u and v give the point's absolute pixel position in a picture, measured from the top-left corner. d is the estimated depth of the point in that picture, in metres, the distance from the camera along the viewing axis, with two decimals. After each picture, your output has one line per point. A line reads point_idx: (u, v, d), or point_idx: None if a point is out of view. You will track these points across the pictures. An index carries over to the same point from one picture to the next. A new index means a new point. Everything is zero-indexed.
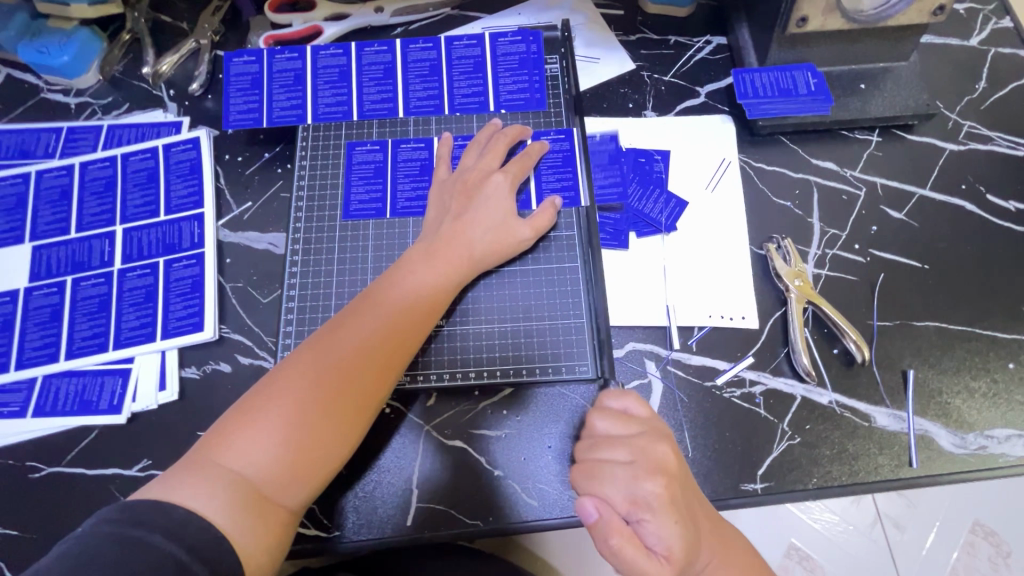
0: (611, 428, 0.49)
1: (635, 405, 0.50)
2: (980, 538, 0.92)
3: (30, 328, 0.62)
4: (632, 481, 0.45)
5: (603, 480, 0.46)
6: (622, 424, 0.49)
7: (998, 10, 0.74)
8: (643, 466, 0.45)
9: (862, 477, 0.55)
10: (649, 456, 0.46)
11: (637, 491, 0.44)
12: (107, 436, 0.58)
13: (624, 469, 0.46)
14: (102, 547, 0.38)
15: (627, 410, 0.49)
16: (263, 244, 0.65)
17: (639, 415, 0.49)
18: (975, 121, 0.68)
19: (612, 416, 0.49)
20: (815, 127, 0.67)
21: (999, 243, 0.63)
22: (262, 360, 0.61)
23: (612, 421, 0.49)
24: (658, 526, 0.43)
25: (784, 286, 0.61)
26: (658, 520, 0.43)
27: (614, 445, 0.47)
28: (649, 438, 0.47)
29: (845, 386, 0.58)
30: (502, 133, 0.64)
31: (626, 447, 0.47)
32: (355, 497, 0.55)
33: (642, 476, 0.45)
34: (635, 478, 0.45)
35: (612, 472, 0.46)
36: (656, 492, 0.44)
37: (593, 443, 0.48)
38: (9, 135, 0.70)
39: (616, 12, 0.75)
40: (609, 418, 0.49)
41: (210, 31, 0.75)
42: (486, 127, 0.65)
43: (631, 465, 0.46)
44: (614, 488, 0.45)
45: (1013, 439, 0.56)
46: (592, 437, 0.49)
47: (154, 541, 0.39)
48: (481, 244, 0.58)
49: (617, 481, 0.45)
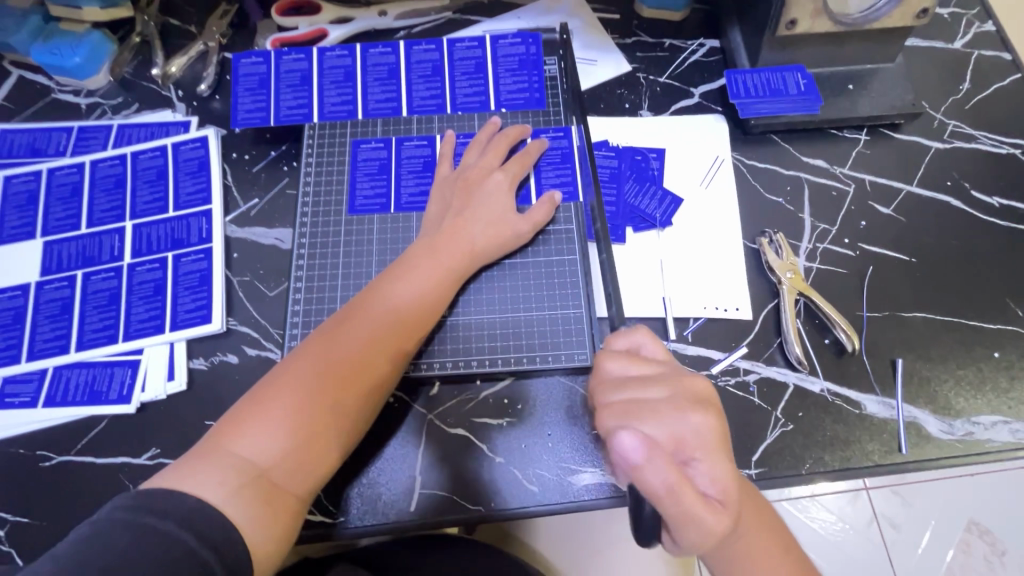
0: (630, 368, 0.48)
1: (648, 344, 0.50)
2: (975, 536, 0.98)
3: (41, 320, 0.63)
4: (676, 414, 0.45)
5: (644, 415, 0.45)
6: (641, 364, 0.48)
7: (981, 15, 0.77)
8: (681, 399, 0.46)
9: (854, 462, 0.56)
10: (684, 390, 0.46)
11: (682, 425, 0.44)
12: (117, 426, 0.59)
13: (665, 403, 0.45)
14: (115, 532, 0.40)
15: (642, 349, 0.50)
16: (269, 239, 0.67)
17: (654, 354, 0.49)
18: (959, 121, 0.71)
19: (633, 357, 0.49)
20: (806, 126, 0.70)
21: (984, 237, 0.65)
22: (268, 351, 0.62)
23: (629, 361, 0.48)
24: (710, 463, 0.43)
25: (776, 279, 0.63)
26: (709, 457, 0.43)
27: (645, 383, 0.47)
28: (677, 374, 0.47)
29: (836, 375, 0.59)
30: (503, 132, 0.66)
31: (658, 384, 0.47)
32: (360, 484, 0.56)
33: (685, 410, 0.45)
34: (679, 412, 0.45)
35: (651, 407, 0.45)
36: (702, 425, 0.44)
37: (619, 383, 0.47)
38: (21, 134, 0.72)
39: (612, 17, 0.78)
40: (623, 360, 0.49)
41: (218, 33, 0.77)
42: (485, 126, 0.67)
43: (669, 399, 0.45)
44: (656, 422, 0.44)
45: (998, 425, 0.58)
46: (613, 379, 0.48)
47: (164, 526, 0.41)
48: (482, 240, 0.60)
49: (658, 415, 0.45)
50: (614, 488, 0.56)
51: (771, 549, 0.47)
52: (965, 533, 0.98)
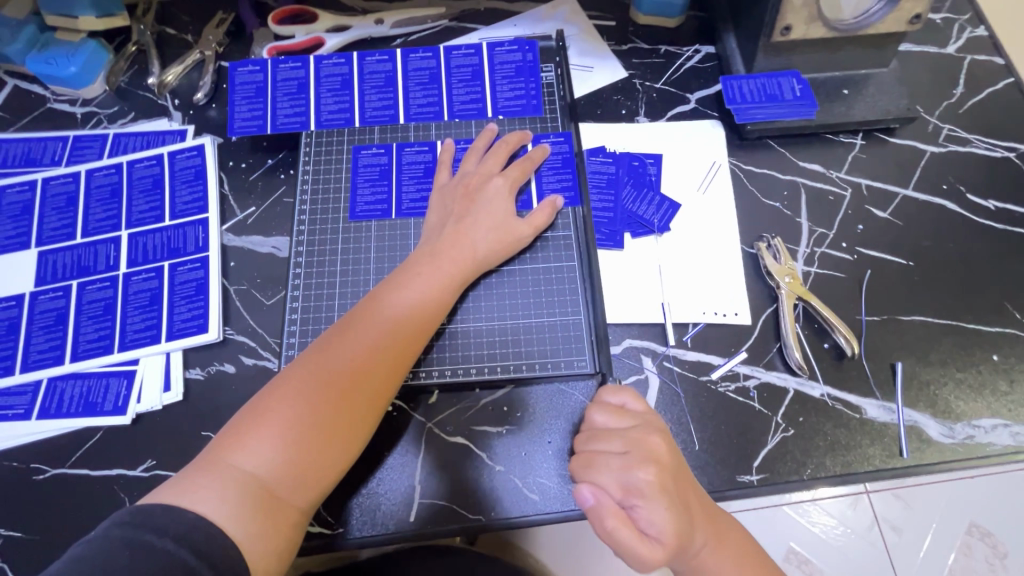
0: (608, 422, 0.52)
1: (631, 401, 0.53)
2: (977, 539, 0.97)
3: (36, 331, 0.62)
4: (624, 471, 0.48)
5: (598, 470, 0.49)
6: (617, 419, 0.52)
7: (973, 20, 0.78)
8: (636, 455, 0.49)
9: (855, 467, 0.56)
10: (643, 447, 0.49)
11: (630, 480, 0.47)
12: (112, 437, 0.59)
13: (617, 459, 0.49)
14: (114, 550, 0.39)
15: (626, 406, 0.53)
16: (266, 247, 0.67)
17: (634, 410, 0.52)
18: (954, 124, 0.71)
19: (612, 410, 0.52)
20: (802, 131, 0.70)
21: (981, 240, 0.65)
22: (266, 360, 0.62)
23: (608, 415, 0.52)
24: (649, 510, 0.46)
25: (774, 283, 0.63)
26: (649, 505, 0.46)
27: (608, 437, 0.51)
28: (642, 431, 0.50)
29: (836, 380, 0.59)
30: (503, 140, 0.66)
31: (620, 439, 0.50)
32: (359, 494, 0.56)
33: (634, 466, 0.48)
34: (626, 468, 0.48)
35: (607, 462, 0.49)
36: (647, 480, 0.47)
37: (591, 435, 0.52)
38: (16, 144, 0.72)
39: (608, 23, 0.78)
40: (606, 413, 0.52)
41: (214, 42, 0.77)
42: (483, 133, 0.67)
43: (625, 456, 0.49)
44: (607, 477, 0.48)
45: (999, 429, 0.57)
46: (592, 430, 0.53)
47: (161, 543, 0.40)
48: (483, 246, 0.60)
49: (610, 470, 0.48)
50: None
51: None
52: (966, 536, 0.97)
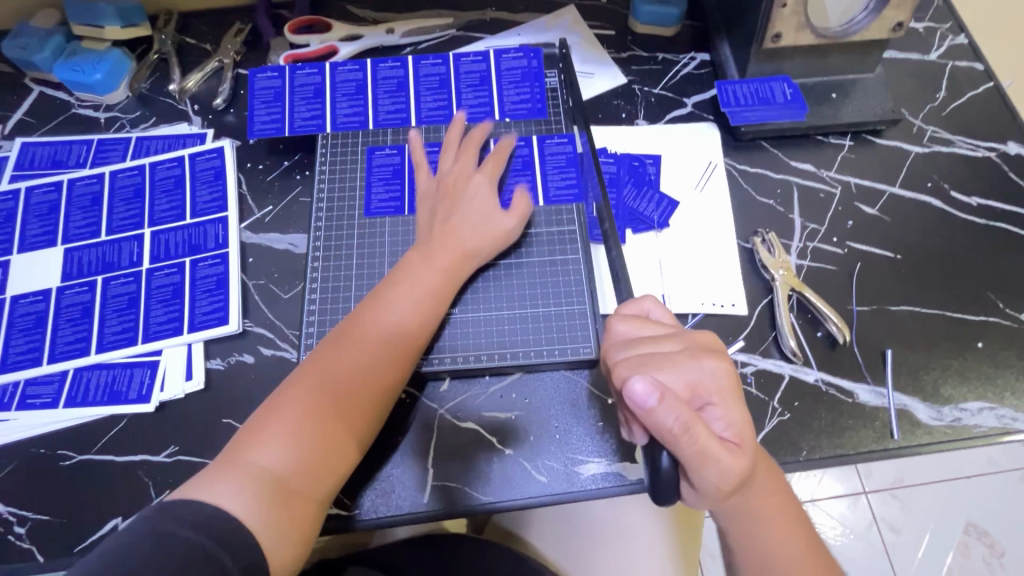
0: (639, 330, 0.50)
1: (656, 310, 0.52)
2: (974, 537, 1.04)
3: (62, 324, 0.65)
4: (692, 364, 0.47)
5: (661, 365, 0.46)
6: (649, 326, 0.50)
7: (954, 28, 0.82)
8: (694, 349, 0.48)
9: (848, 448, 0.59)
10: (695, 341, 0.49)
11: (696, 375, 0.46)
12: (136, 425, 0.61)
13: (679, 355, 0.47)
14: (138, 541, 0.41)
15: (651, 314, 0.52)
16: (283, 244, 0.70)
17: (663, 318, 0.52)
18: (937, 126, 0.75)
19: (634, 320, 0.51)
20: (793, 132, 0.73)
21: (965, 234, 0.69)
22: (284, 351, 0.64)
23: (637, 324, 0.50)
24: (724, 409, 0.46)
25: (769, 276, 0.66)
26: (725, 403, 0.46)
27: (658, 339, 0.49)
28: (687, 332, 0.50)
29: (829, 366, 0.62)
30: (469, 135, 0.69)
31: (670, 338, 0.49)
32: (376, 478, 0.58)
33: (699, 357, 0.47)
34: (696, 361, 0.47)
35: (668, 359, 0.47)
36: (717, 372, 0.47)
37: (630, 341, 0.49)
38: (42, 147, 0.75)
39: (608, 32, 0.82)
40: (630, 322, 0.50)
41: (232, 51, 0.81)
42: (451, 129, 0.70)
43: (684, 351, 0.48)
44: (673, 372, 0.46)
45: (985, 412, 0.60)
46: (624, 338, 0.50)
47: (183, 532, 0.42)
48: (472, 244, 0.63)
49: (675, 365, 0.46)
50: (621, 477, 0.58)
51: (784, 505, 0.50)
52: (964, 534, 1.04)
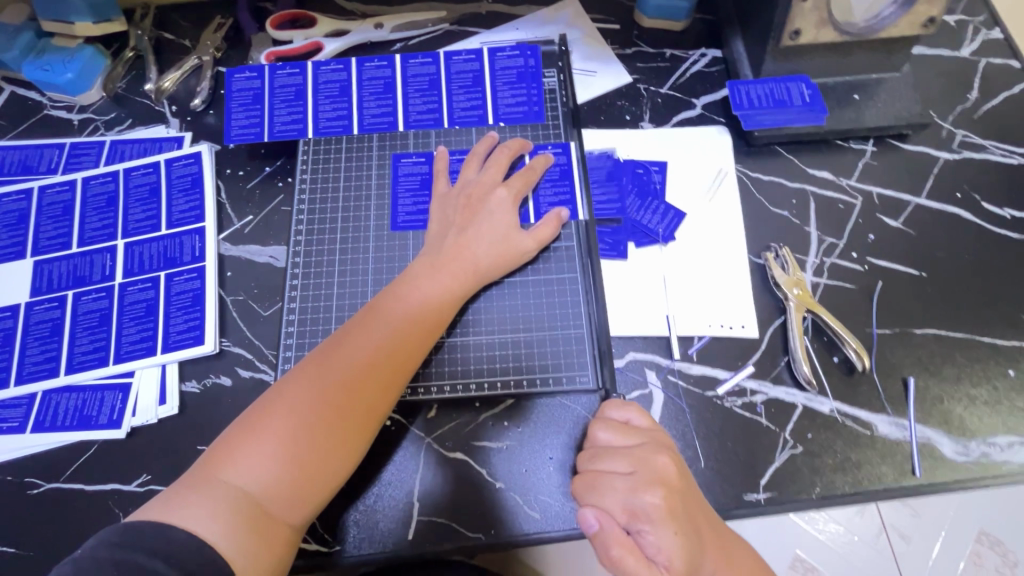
0: (614, 439, 0.50)
1: (637, 417, 0.51)
2: (986, 548, 0.92)
3: (31, 343, 0.62)
4: (632, 493, 0.47)
5: (602, 491, 0.48)
6: (624, 435, 0.50)
7: (988, 22, 0.75)
8: (643, 478, 0.47)
9: (866, 485, 0.55)
10: (649, 467, 0.48)
11: (636, 503, 0.46)
12: (107, 452, 0.58)
13: (625, 480, 0.47)
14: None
15: (631, 422, 0.51)
16: (263, 257, 0.66)
17: (640, 426, 0.51)
18: (968, 130, 0.69)
19: (616, 427, 0.51)
20: (811, 137, 0.68)
21: (997, 250, 0.63)
22: (262, 373, 0.61)
23: (614, 432, 0.51)
24: (657, 536, 0.45)
25: (783, 295, 0.61)
26: (656, 530, 0.45)
27: (614, 455, 0.49)
28: (651, 449, 0.49)
29: (846, 395, 0.58)
30: (502, 146, 0.64)
31: (626, 458, 0.49)
32: (356, 512, 0.55)
33: (641, 489, 0.47)
34: (635, 491, 0.46)
35: (612, 483, 0.48)
36: (655, 504, 0.46)
37: (595, 453, 0.50)
38: (12, 151, 0.71)
39: (612, 27, 0.77)
40: (611, 429, 0.51)
41: (212, 48, 0.76)
42: (484, 140, 0.65)
43: (630, 476, 0.48)
44: (613, 498, 0.47)
45: (1015, 446, 0.56)
46: (595, 448, 0.51)
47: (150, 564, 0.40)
48: (485, 257, 0.59)
49: (616, 491, 0.47)
50: None
51: None
52: (977, 545, 0.92)
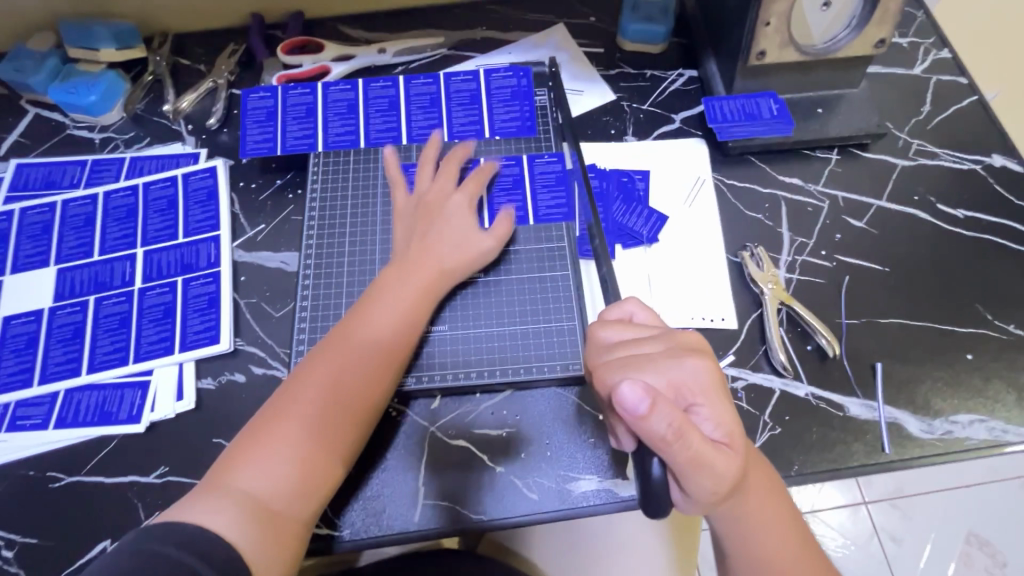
0: (626, 334, 0.51)
1: (639, 312, 0.54)
2: (975, 547, 1.07)
3: (53, 345, 0.65)
4: (672, 361, 0.48)
5: (642, 368, 0.47)
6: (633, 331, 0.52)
7: (937, 43, 0.83)
8: (675, 349, 0.49)
9: (840, 463, 0.59)
10: (676, 339, 0.50)
11: (679, 375, 0.47)
12: (126, 446, 0.61)
13: (659, 350, 0.49)
14: None
15: (634, 317, 0.54)
16: (275, 263, 0.70)
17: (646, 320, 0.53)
18: (922, 139, 0.76)
19: (624, 326, 0.52)
20: (780, 147, 0.74)
21: (953, 246, 0.69)
22: (275, 369, 0.65)
23: (622, 328, 0.52)
24: (709, 409, 0.46)
25: (758, 290, 0.66)
26: (709, 403, 0.47)
27: (639, 342, 0.50)
28: (667, 332, 0.51)
29: (820, 379, 0.62)
30: (450, 154, 0.70)
31: (653, 339, 0.50)
32: (366, 496, 0.58)
33: (680, 356, 0.48)
34: (675, 360, 0.48)
35: (649, 359, 0.48)
36: (698, 366, 0.47)
37: (615, 351, 0.50)
38: (37, 168, 0.76)
39: (597, 50, 0.84)
40: (618, 328, 0.52)
41: (226, 71, 0.82)
42: (428, 147, 0.70)
43: (665, 349, 0.49)
44: (655, 370, 0.47)
45: (975, 424, 0.60)
46: (610, 348, 0.51)
47: (170, 552, 0.42)
48: (448, 258, 0.63)
49: (656, 364, 0.47)
50: (612, 493, 0.58)
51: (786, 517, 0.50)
52: (966, 545, 1.07)
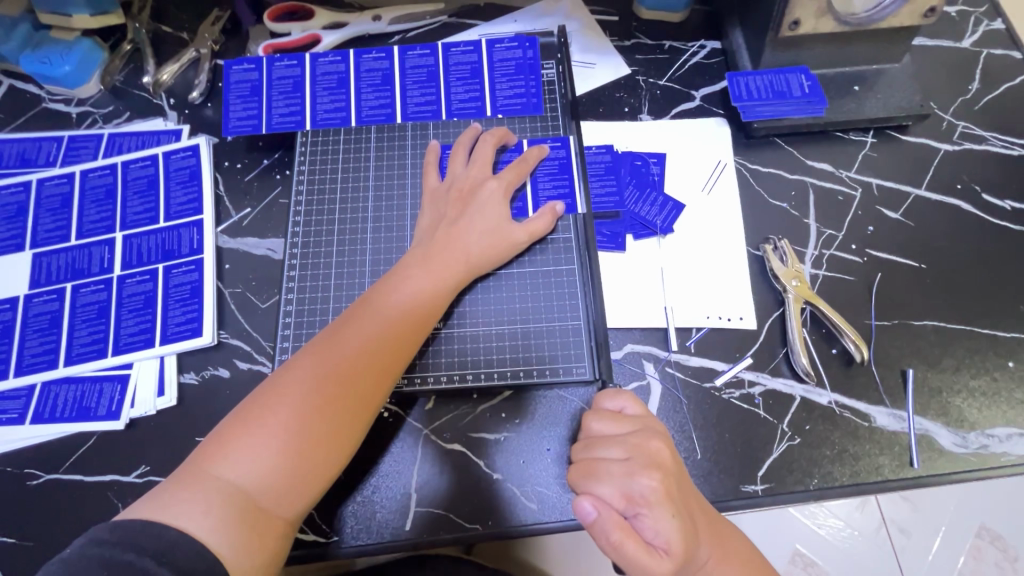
0: (606, 429, 0.49)
1: (631, 406, 0.50)
2: (986, 541, 0.94)
3: (30, 335, 0.62)
4: (627, 476, 0.45)
5: (598, 476, 0.46)
6: (616, 425, 0.49)
7: (990, 12, 0.75)
8: (635, 461, 0.46)
9: (864, 477, 0.55)
10: (642, 452, 0.46)
11: (632, 487, 0.44)
12: (105, 444, 0.58)
13: (619, 464, 0.46)
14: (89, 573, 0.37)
15: (624, 411, 0.50)
16: (261, 250, 0.66)
17: (633, 414, 0.49)
18: (969, 121, 0.69)
19: (609, 418, 0.49)
20: (811, 128, 0.68)
21: (998, 241, 0.63)
22: (261, 365, 0.61)
23: (605, 422, 0.49)
24: (656, 521, 0.43)
25: (781, 287, 0.61)
26: (656, 516, 0.43)
27: (609, 444, 0.48)
28: (642, 436, 0.48)
29: (845, 386, 0.57)
30: (484, 137, 0.64)
31: (620, 445, 0.47)
32: (354, 502, 0.55)
33: (636, 473, 0.45)
34: (627, 475, 0.45)
35: (607, 468, 0.46)
36: (650, 486, 0.44)
37: (589, 444, 0.49)
38: (10, 144, 0.71)
39: (611, 18, 0.76)
40: (604, 420, 0.49)
41: (210, 40, 0.76)
42: (467, 131, 0.65)
43: (625, 462, 0.46)
44: (609, 483, 0.45)
45: (1014, 438, 0.56)
46: (588, 439, 0.50)
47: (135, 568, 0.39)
48: (477, 248, 0.59)
49: (611, 476, 0.45)
50: None
51: None
52: (976, 538, 0.94)
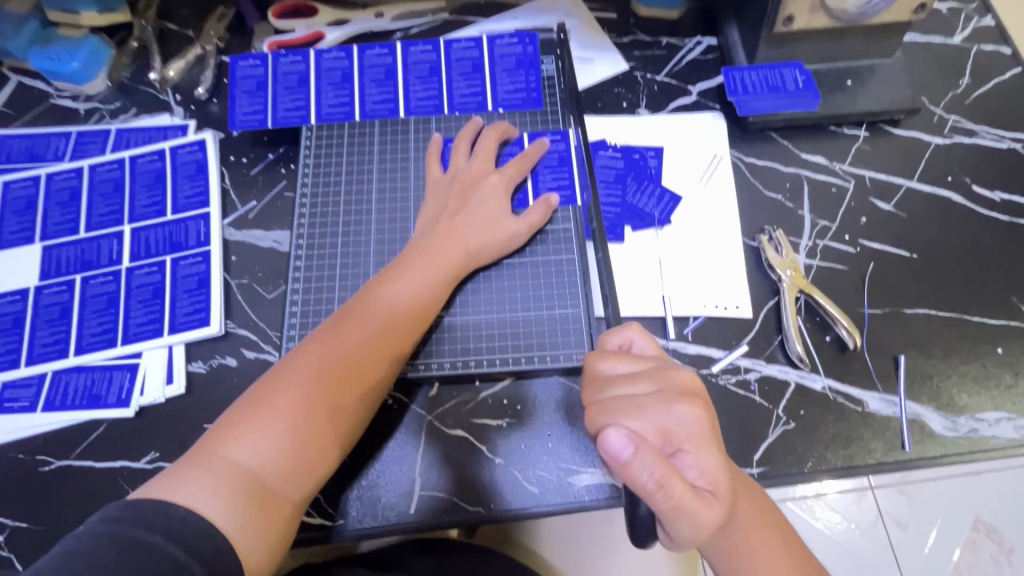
0: (620, 367, 0.49)
1: (640, 343, 0.51)
2: (988, 540, 0.89)
3: (40, 325, 0.63)
4: (663, 407, 0.45)
5: (632, 411, 0.45)
6: (629, 362, 0.49)
7: (980, 9, 0.77)
8: (668, 392, 0.46)
9: (857, 460, 0.56)
10: (671, 383, 0.47)
11: (670, 419, 0.44)
12: (115, 431, 0.59)
13: (652, 396, 0.45)
14: (100, 548, 0.38)
15: (633, 346, 0.51)
16: (267, 242, 0.67)
17: (646, 351, 0.50)
18: (959, 115, 0.70)
19: (621, 356, 0.49)
20: (805, 122, 0.69)
21: (988, 232, 0.65)
22: (267, 354, 0.62)
23: (619, 359, 0.49)
24: (697, 456, 0.44)
25: (776, 276, 0.62)
26: (698, 449, 0.44)
27: (631, 380, 0.47)
28: (664, 368, 0.48)
29: (838, 372, 0.59)
30: (486, 130, 0.66)
31: (645, 378, 0.47)
32: (359, 486, 0.56)
33: (671, 402, 0.45)
34: (665, 406, 0.45)
35: (640, 402, 0.45)
36: (690, 416, 0.44)
37: (606, 381, 0.48)
38: (19, 139, 0.72)
39: (609, 16, 0.78)
40: (615, 357, 0.49)
41: (215, 37, 0.78)
42: (468, 124, 0.67)
43: (656, 393, 0.46)
44: (644, 417, 0.44)
45: (1003, 422, 0.57)
46: (602, 377, 0.49)
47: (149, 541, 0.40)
48: (478, 240, 0.60)
49: (646, 409, 0.45)
50: (614, 488, 0.55)
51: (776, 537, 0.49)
52: (976, 535, 0.91)
